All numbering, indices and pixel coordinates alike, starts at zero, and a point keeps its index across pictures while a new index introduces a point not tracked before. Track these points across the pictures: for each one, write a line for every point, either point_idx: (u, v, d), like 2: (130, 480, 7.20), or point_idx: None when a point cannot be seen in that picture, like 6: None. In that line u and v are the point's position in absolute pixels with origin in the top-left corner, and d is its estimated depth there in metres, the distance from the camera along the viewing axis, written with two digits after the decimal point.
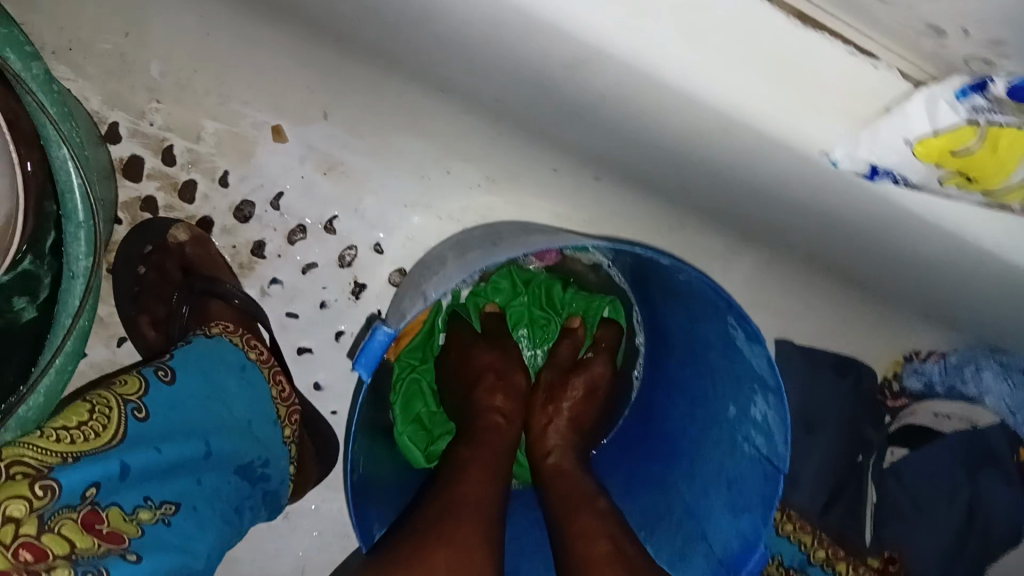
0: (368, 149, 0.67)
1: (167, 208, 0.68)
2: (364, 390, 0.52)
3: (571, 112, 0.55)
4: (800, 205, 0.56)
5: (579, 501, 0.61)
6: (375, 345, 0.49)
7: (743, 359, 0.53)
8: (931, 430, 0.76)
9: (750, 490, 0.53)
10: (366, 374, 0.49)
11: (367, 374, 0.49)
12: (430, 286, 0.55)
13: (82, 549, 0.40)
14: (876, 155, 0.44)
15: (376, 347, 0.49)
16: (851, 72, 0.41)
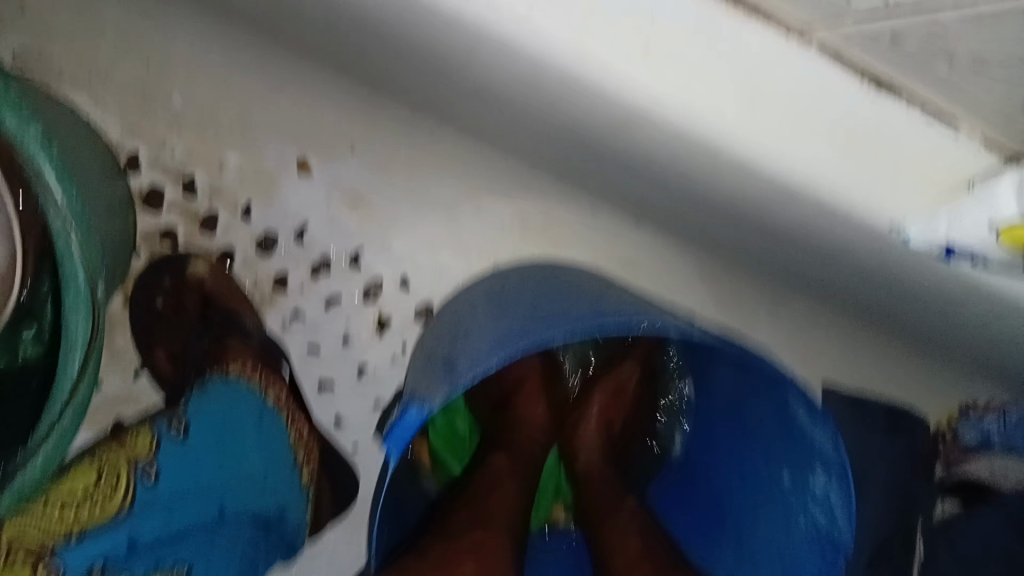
0: (404, 187, 0.67)
1: (188, 241, 0.64)
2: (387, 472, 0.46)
3: (610, 164, 0.52)
4: (862, 270, 0.52)
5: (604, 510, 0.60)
6: (408, 423, 0.44)
7: (800, 438, 0.49)
8: (987, 486, 0.69)
9: (808, 572, 0.49)
10: (396, 452, 0.44)
11: (397, 452, 0.44)
12: (463, 347, 0.49)
13: None
14: (955, 235, 0.39)
15: (410, 422, 0.44)
16: None
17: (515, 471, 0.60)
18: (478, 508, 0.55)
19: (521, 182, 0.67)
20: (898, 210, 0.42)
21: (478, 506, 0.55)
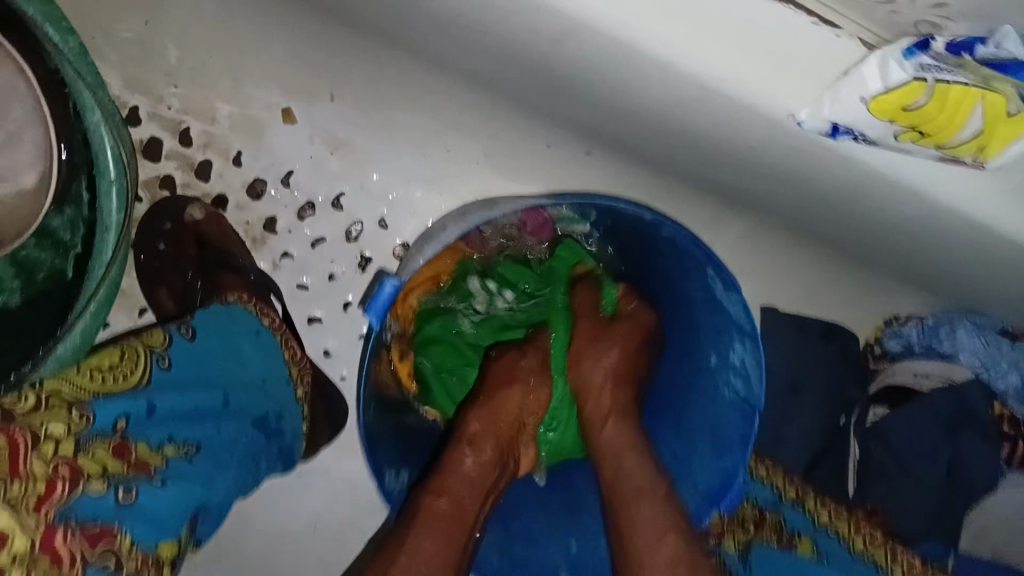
0: (371, 126, 0.72)
1: (185, 186, 0.71)
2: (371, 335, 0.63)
3: (556, 87, 0.60)
4: (776, 173, 0.60)
5: (639, 493, 0.59)
6: (384, 298, 0.67)
7: (721, 310, 0.59)
8: (910, 389, 0.78)
9: (731, 431, 0.59)
10: (377, 322, 0.67)
11: (378, 322, 0.66)
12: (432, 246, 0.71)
13: (113, 470, 0.45)
14: (836, 113, 0.48)
15: (385, 300, 0.67)
16: (823, 41, 0.45)
17: (504, 453, 0.69)
18: (460, 480, 0.64)
19: (486, 121, 0.72)
20: (794, 104, 0.49)
21: (455, 484, 0.63)
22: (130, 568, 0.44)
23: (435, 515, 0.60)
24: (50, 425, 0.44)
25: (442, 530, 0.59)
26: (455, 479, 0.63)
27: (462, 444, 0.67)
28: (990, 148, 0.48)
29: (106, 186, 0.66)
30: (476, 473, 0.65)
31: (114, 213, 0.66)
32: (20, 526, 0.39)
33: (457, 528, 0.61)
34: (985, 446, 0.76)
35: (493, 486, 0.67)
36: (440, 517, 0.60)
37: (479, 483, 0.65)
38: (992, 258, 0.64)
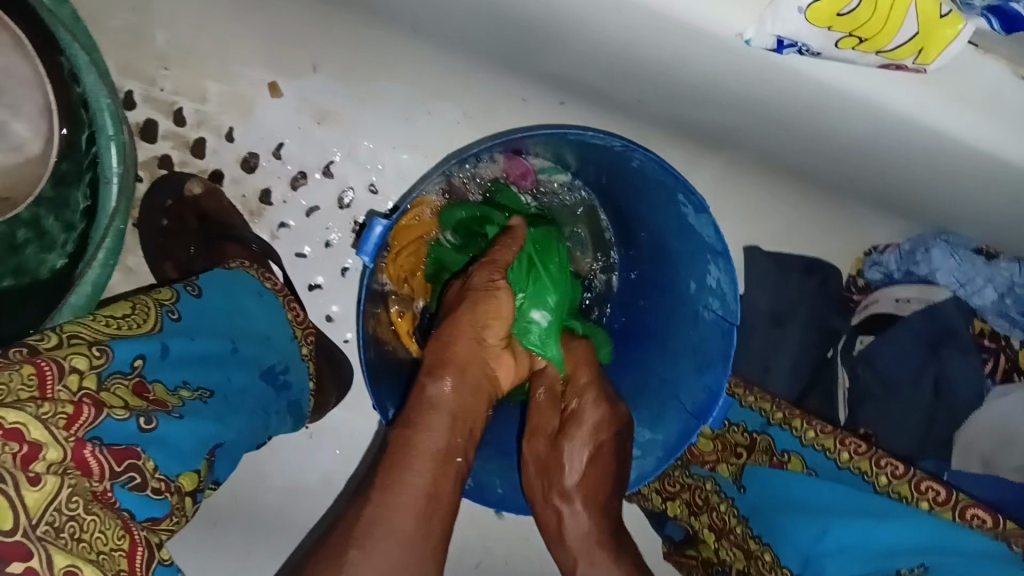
0: (354, 97, 0.75)
1: (182, 164, 0.77)
2: (368, 275, 0.61)
3: (530, 39, 0.63)
4: (742, 99, 0.63)
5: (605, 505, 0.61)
6: (374, 231, 0.58)
7: (695, 233, 0.61)
8: (895, 315, 0.80)
9: (711, 350, 0.62)
10: (368, 259, 0.59)
11: (370, 259, 0.59)
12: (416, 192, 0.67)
13: (134, 404, 0.50)
14: (778, 29, 0.51)
15: (374, 234, 0.58)
16: None
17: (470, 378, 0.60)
18: (438, 415, 0.57)
19: (462, 84, 0.74)
20: (741, 23, 0.52)
21: (432, 420, 0.56)
22: (153, 487, 0.49)
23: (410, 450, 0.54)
24: (73, 358, 0.48)
25: (423, 466, 0.53)
26: (427, 414, 0.56)
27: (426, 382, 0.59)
28: (928, 51, 0.51)
29: (105, 141, 0.68)
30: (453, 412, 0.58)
31: (114, 169, 0.68)
32: (53, 439, 0.43)
33: (438, 460, 0.54)
34: (967, 361, 0.76)
35: (474, 417, 0.59)
36: (420, 453, 0.54)
37: (451, 422, 0.57)
38: (958, 175, 0.65)
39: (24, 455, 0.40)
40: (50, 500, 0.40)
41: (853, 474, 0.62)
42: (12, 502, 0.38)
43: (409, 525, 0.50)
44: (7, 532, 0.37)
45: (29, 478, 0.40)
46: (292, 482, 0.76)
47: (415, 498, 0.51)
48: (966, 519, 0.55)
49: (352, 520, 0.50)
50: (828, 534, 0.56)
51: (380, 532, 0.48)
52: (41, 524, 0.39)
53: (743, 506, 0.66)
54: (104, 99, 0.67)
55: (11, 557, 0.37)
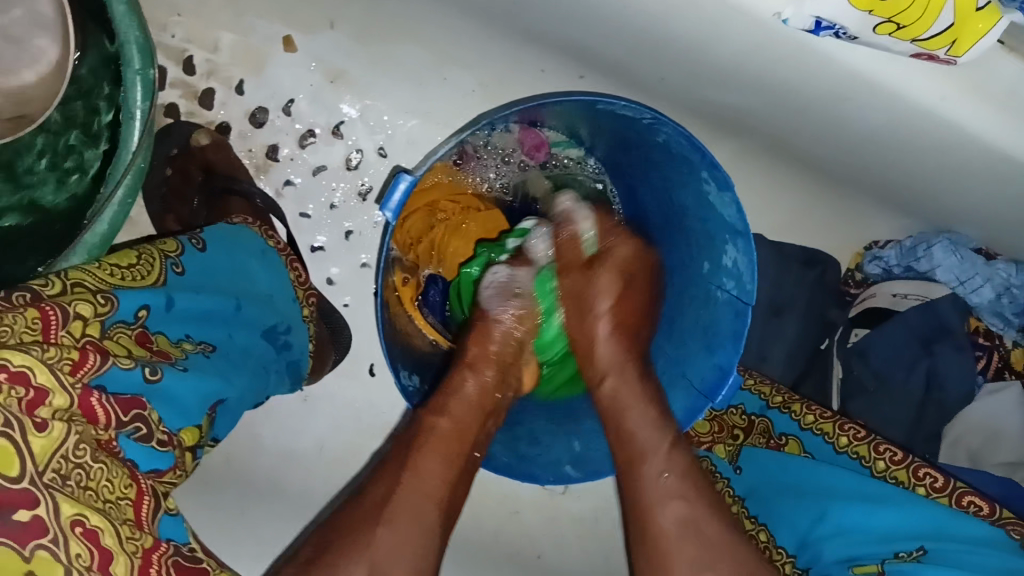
0: (369, 58, 0.74)
1: (189, 114, 0.76)
2: (390, 234, 0.61)
3: (561, 9, 0.63)
4: (767, 82, 0.63)
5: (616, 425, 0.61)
6: (399, 188, 0.59)
7: (716, 213, 0.62)
8: (890, 309, 0.81)
9: (722, 329, 0.63)
10: (393, 216, 0.59)
11: (394, 217, 0.59)
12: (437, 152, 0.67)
13: (137, 354, 0.49)
14: (819, 9, 0.51)
15: (399, 192, 0.58)
16: None
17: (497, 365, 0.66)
18: (462, 403, 0.62)
19: (479, 53, 0.73)
20: (779, 3, 0.52)
21: (457, 408, 0.61)
22: (158, 439, 0.48)
23: (434, 434, 0.58)
24: (78, 305, 0.47)
25: (448, 452, 0.58)
26: (455, 403, 0.61)
27: (462, 369, 0.64)
28: (961, 43, 0.51)
29: (130, 76, 0.62)
30: (612, 295, 0.65)
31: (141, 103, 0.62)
32: (60, 386, 0.41)
33: (459, 449, 0.59)
34: (961, 358, 0.77)
35: (493, 404, 0.65)
36: (443, 436, 0.58)
37: (625, 275, 0.66)
38: (978, 173, 0.65)
39: (31, 400, 0.39)
40: (57, 447, 0.39)
41: (851, 459, 0.63)
42: (17, 446, 0.37)
43: (433, 515, 0.54)
44: (14, 479, 0.36)
45: (35, 424, 0.38)
46: (287, 445, 0.75)
47: (433, 484, 0.55)
48: (964, 506, 0.57)
49: (380, 495, 0.53)
50: (828, 516, 0.57)
51: (401, 513, 0.52)
52: (47, 471, 0.38)
53: (740, 487, 0.66)
54: (133, 33, 0.61)
55: (16, 505, 0.36)
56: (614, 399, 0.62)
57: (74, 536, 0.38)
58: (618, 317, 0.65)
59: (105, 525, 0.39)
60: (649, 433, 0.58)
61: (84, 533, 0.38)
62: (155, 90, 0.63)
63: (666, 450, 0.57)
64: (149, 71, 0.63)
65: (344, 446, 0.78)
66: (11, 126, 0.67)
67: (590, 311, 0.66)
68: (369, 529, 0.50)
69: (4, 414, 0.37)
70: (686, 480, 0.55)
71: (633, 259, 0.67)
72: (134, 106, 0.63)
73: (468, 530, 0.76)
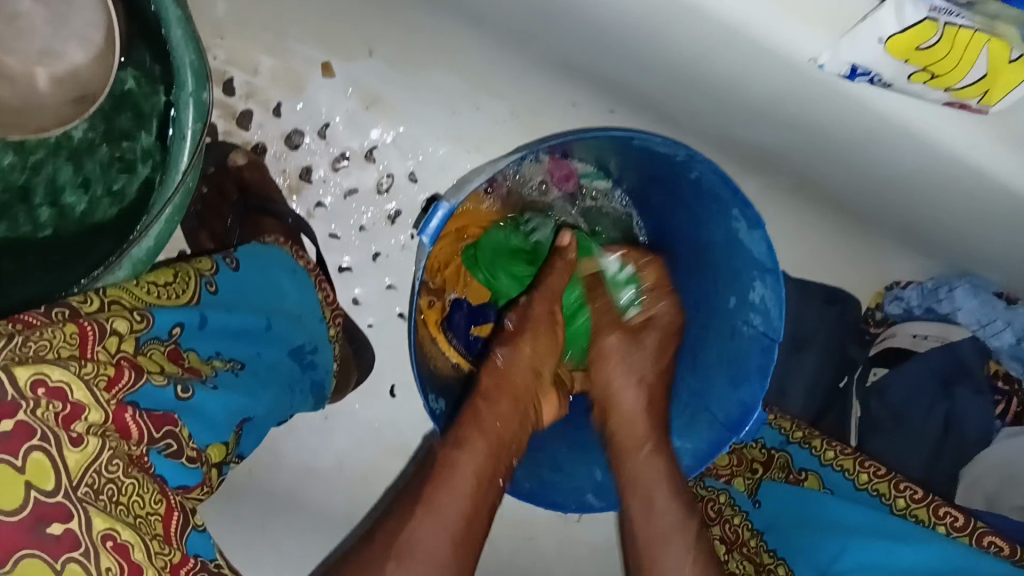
0: (405, 84, 0.75)
1: (226, 133, 0.77)
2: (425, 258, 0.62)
3: (598, 41, 0.64)
4: (797, 122, 0.64)
5: (633, 445, 0.63)
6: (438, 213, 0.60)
7: (743, 249, 0.63)
8: (910, 350, 0.82)
9: (748, 363, 0.64)
10: (430, 239, 0.61)
11: (431, 239, 0.61)
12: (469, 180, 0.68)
13: (170, 370, 0.50)
14: (854, 55, 0.52)
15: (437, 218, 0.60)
16: None
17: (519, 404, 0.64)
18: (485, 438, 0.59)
19: (515, 83, 0.74)
20: (815, 49, 0.53)
21: (476, 442, 0.58)
22: (188, 456, 0.49)
23: (452, 468, 0.56)
24: (114, 321, 0.48)
25: (462, 490, 0.55)
26: (474, 433, 0.59)
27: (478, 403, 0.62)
28: (994, 92, 0.52)
29: (184, 98, 0.64)
30: (648, 370, 0.67)
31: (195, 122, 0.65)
32: (94, 401, 0.42)
33: (477, 490, 0.56)
34: (978, 400, 0.78)
35: (512, 436, 0.62)
36: (454, 474, 0.56)
37: (662, 354, 0.69)
38: (1004, 216, 0.66)
39: (67, 415, 0.40)
40: (90, 462, 0.40)
41: (871, 496, 0.64)
42: (54, 461, 0.37)
43: (450, 554, 0.51)
44: (49, 493, 0.37)
45: (71, 438, 0.39)
46: (309, 461, 0.76)
47: (452, 526, 0.53)
48: (984, 545, 0.57)
49: (392, 532, 0.52)
50: (846, 552, 0.57)
51: (418, 555, 0.50)
52: (81, 485, 0.39)
53: (758, 521, 0.67)
54: (189, 57, 0.62)
55: (50, 516, 0.36)
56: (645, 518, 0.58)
57: (105, 551, 0.38)
58: (663, 355, 0.69)
59: (135, 540, 0.39)
60: (671, 516, 0.57)
61: (115, 547, 0.38)
62: (208, 111, 0.64)
63: (694, 529, 0.56)
64: (201, 93, 0.64)
65: (366, 465, 0.78)
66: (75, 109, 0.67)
67: (635, 356, 0.68)
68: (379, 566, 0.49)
69: (42, 427, 0.38)
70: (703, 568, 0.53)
71: (665, 338, 0.70)
72: (186, 126, 0.64)
73: (484, 553, 0.76)
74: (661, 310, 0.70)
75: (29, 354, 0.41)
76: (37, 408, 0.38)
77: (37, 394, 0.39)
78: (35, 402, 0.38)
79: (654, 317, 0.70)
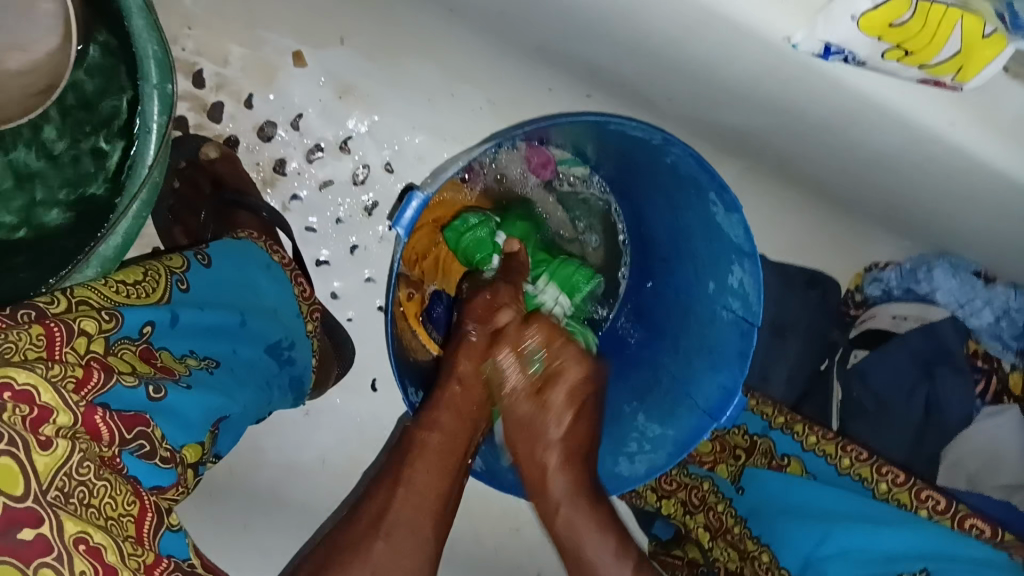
0: (381, 73, 0.75)
1: (197, 126, 0.76)
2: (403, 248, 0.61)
3: (574, 25, 0.63)
4: (773, 104, 0.64)
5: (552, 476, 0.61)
6: (413, 204, 0.59)
7: (722, 233, 0.63)
8: (890, 331, 0.81)
9: (728, 348, 0.64)
10: (404, 231, 0.60)
11: (405, 231, 0.60)
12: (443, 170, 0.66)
13: (141, 371, 0.49)
14: (828, 35, 0.51)
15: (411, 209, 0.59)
16: None
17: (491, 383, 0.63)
18: (454, 412, 0.60)
19: (490, 69, 0.73)
20: (790, 29, 0.53)
21: (446, 419, 0.59)
22: (161, 456, 0.48)
23: (426, 450, 0.57)
24: (82, 321, 0.46)
25: (439, 466, 0.56)
26: (447, 411, 0.59)
27: (450, 382, 0.61)
28: (968, 70, 0.51)
29: (149, 89, 0.62)
30: (559, 436, 0.62)
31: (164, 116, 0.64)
32: (63, 404, 0.41)
33: (451, 462, 0.57)
34: (961, 381, 0.76)
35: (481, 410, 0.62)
36: (431, 452, 0.57)
37: (568, 411, 0.62)
38: (983, 194, 0.66)
39: (35, 418, 0.39)
40: (60, 465, 0.39)
41: (854, 480, 0.64)
42: (23, 465, 0.36)
43: (429, 528, 0.53)
44: (18, 498, 0.36)
45: (39, 442, 0.38)
46: (290, 458, 0.75)
47: (428, 502, 0.54)
48: (967, 528, 0.58)
49: (380, 507, 0.52)
50: (829, 537, 0.57)
51: (398, 527, 0.51)
52: (50, 489, 0.37)
53: (741, 508, 0.66)
54: (152, 47, 0.61)
55: (22, 522, 0.35)
56: (574, 544, 0.59)
57: (78, 554, 0.37)
58: (577, 402, 0.62)
59: (108, 543, 0.39)
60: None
61: (88, 551, 0.37)
62: (173, 102, 0.63)
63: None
64: (167, 84, 0.63)
65: (347, 460, 0.77)
66: (42, 97, 0.65)
67: (545, 421, 0.62)
68: (367, 543, 0.50)
69: (9, 432, 0.36)
70: None
71: (582, 384, 0.63)
72: (152, 119, 0.63)
73: (469, 546, 0.76)
74: (572, 359, 0.63)
75: None
76: (3, 412, 0.37)
77: (3, 398, 0.38)
78: (2, 405, 0.37)
79: (561, 363, 0.63)
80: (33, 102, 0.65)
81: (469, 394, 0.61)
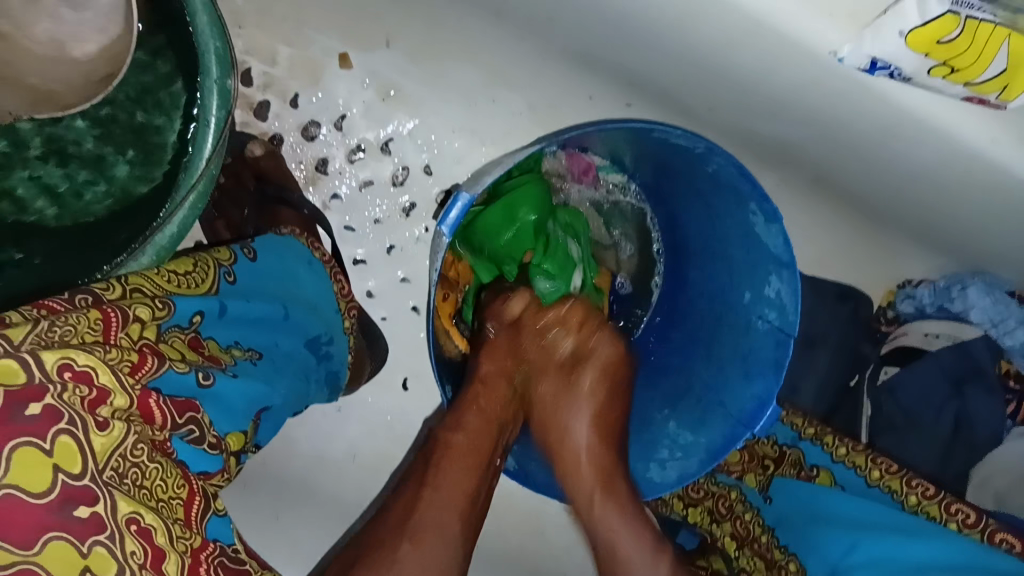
0: (424, 77, 0.76)
1: (244, 124, 0.78)
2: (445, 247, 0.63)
3: (620, 31, 0.64)
4: (815, 117, 0.64)
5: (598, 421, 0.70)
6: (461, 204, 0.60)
7: (761, 244, 0.63)
8: (921, 348, 0.83)
9: (762, 358, 0.64)
10: (449, 232, 0.61)
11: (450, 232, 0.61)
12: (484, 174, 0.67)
13: (191, 359, 0.50)
14: (876, 50, 0.52)
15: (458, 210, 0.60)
16: None
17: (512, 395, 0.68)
18: (479, 415, 0.64)
19: (533, 77, 0.74)
20: (837, 42, 0.53)
21: (472, 421, 0.63)
22: (209, 442, 0.49)
23: (457, 452, 0.61)
24: (137, 308, 0.48)
25: (470, 468, 0.60)
26: (475, 418, 0.63)
27: (477, 386, 0.66)
28: (1013, 89, 0.52)
29: (209, 84, 0.64)
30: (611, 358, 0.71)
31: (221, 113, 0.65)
32: (119, 386, 0.42)
33: (478, 467, 0.61)
34: (991, 400, 0.80)
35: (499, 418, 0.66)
36: (462, 454, 0.60)
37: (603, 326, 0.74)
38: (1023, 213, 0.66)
39: (93, 400, 0.39)
40: (116, 446, 0.39)
41: (883, 492, 0.64)
42: (80, 444, 0.37)
43: (456, 524, 0.56)
44: (77, 476, 0.36)
45: (97, 423, 0.39)
46: (320, 451, 0.76)
47: (457, 504, 0.57)
48: (996, 542, 0.57)
49: (404, 514, 0.55)
50: (858, 549, 0.57)
51: (425, 528, 0.54)
52: (106, 470, 0.38)
53: (769, 517, 0.66)
54: (214, 42, 0.62)
55: (78, 499, 0.36)
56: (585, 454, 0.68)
57: (130, 533, 0.37)
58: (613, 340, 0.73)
59: (158, 524, 0.40)
60: (628, 529, 0.63)
61: (138, 531, 0.38)
62: (232, 97, 0.65)
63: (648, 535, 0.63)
64: (225, 81, 0.64)
65: (378, 454, 0.78)
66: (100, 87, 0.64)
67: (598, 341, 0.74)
68: (392, 546, 0.52)
69: (69, 412, 0.37)
70: (665, 566, 0.61)
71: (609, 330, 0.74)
72: (211, 112, 0.65)
73: (495, 544, 0.76)
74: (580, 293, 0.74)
75: (53, 338, 0.40)
76: (64, 392, 0.37)
77: (65, 378, 0.38)
78: (62, 385, 0.37)
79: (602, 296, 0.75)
80: (92, 91, 0.65)
81: (495, 401, 0.66)
